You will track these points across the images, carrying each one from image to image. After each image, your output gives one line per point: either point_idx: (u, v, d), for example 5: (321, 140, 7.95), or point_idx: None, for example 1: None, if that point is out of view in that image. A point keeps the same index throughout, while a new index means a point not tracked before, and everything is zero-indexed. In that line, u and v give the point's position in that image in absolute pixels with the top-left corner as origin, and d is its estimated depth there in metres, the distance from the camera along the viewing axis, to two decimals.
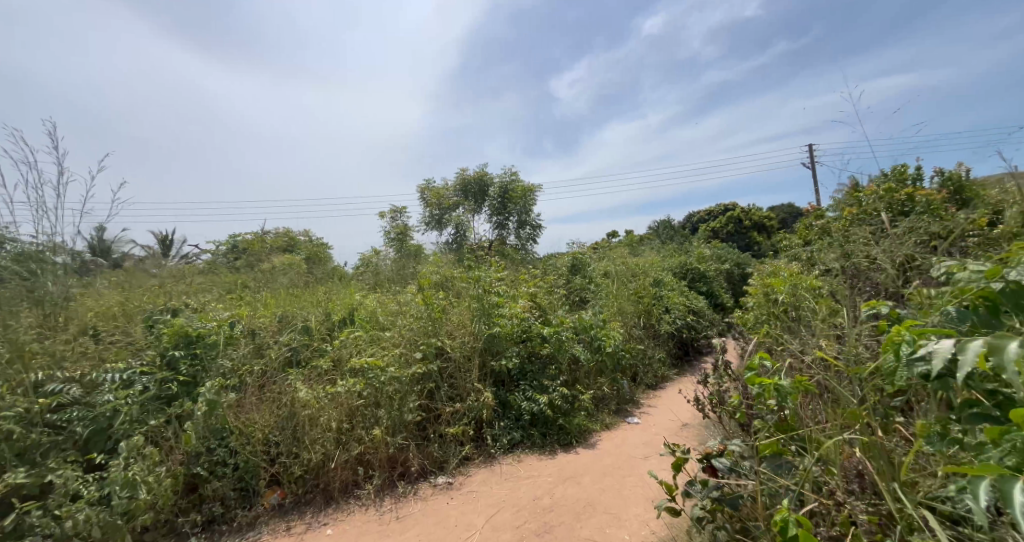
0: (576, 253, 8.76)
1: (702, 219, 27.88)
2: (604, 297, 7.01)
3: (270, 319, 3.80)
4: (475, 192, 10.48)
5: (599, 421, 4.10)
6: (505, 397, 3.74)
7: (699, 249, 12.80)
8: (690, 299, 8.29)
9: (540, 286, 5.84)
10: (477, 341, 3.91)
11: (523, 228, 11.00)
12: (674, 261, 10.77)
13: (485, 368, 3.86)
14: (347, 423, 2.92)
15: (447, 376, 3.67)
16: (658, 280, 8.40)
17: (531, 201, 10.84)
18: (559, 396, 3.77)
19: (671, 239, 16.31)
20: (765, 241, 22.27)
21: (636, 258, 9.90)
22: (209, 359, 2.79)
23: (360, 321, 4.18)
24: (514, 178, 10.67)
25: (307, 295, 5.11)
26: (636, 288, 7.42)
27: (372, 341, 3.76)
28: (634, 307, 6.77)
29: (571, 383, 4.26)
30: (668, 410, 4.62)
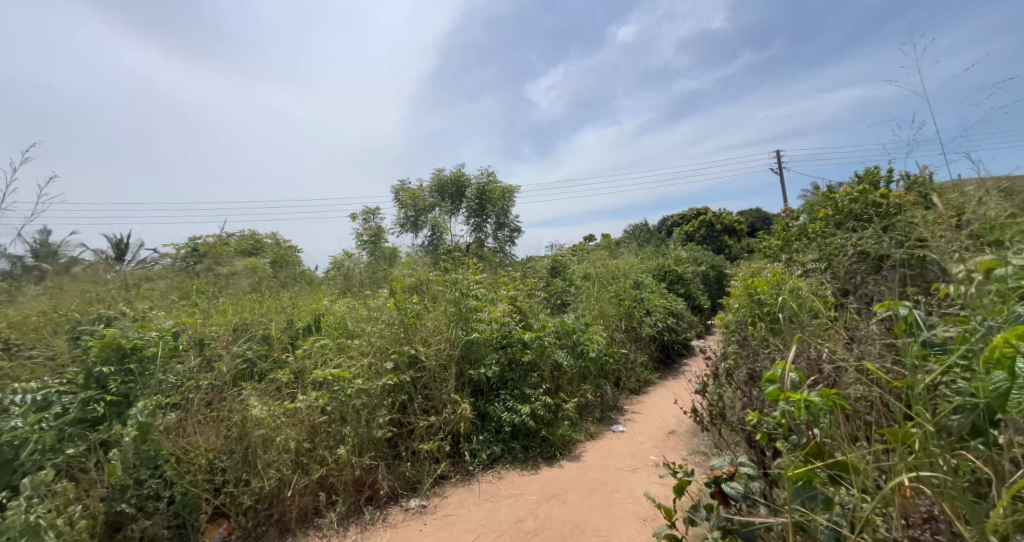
0: (556, 256, 8.60)
1: (677, 222, 28.35)
2: (585, 300, 6.86)
3: (224, 327, 3.45)
4: (452, 193, 10.21)
5: (582, 430, 3.91)
6: (484, 408, 3.50)
7: (676, 251, 12.88)
8: (670, 302, 8.25)
9: (520, 289, 5.63)
10: (454, 348, 3.66)
11: (500, 231, 10.79)
12: (653, 263, 10.76)
13: (463, 377, 3.61)
14: (308, 443, 2.63)
15: (421, 387, 3.40)
16: (638, 283, 8.33)
17: (509, 203, 10.65)
18: (541, 406, 3.56)
19: (648, 242, 16.44)
20: (738, 244, 22.78)
21: (615, 261, 9.84)
22: (147, 375, 2.42)
23: (327, 328, 3.87)
24: (491, 179, 10.46)
25: (270, 300, 4.74)
26: (617, 291, 7.31)
27: (340, 350, 3.46)
28: (615, 310, 6.64)
29: (554, 391, 4.06)
30: (653, 416, 4.48)
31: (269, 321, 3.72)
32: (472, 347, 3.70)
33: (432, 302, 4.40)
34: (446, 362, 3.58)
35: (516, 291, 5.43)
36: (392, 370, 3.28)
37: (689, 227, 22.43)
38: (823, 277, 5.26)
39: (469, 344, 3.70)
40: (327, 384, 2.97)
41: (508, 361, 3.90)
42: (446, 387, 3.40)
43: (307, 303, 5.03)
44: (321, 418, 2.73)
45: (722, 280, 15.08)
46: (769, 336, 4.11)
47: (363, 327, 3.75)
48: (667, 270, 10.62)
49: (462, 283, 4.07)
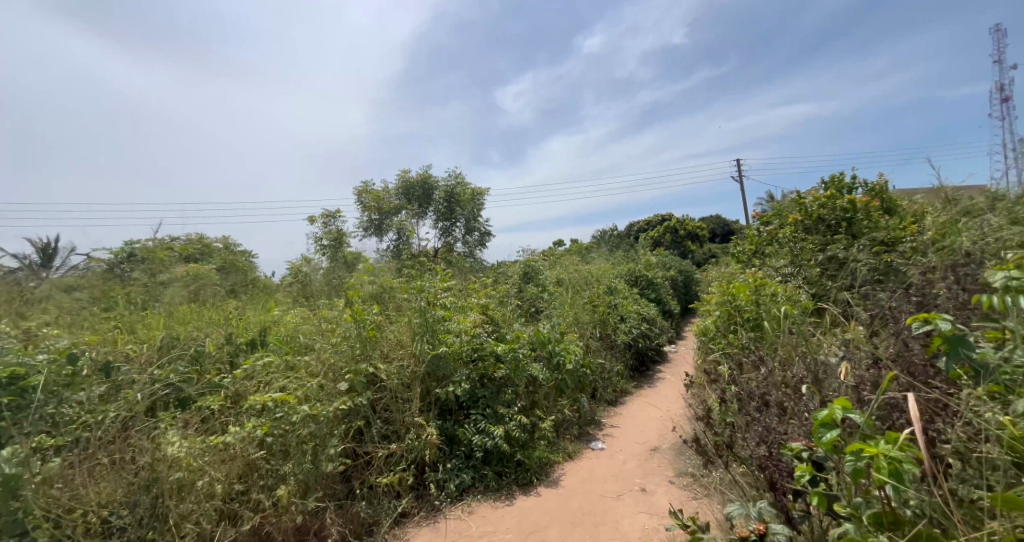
0: (528, 261, 8.35)
1: (644, 228, 28.83)
2: (558, 307, 6.62)
3: (147, 345, 2.96)
4: (419, 195, 9.79)
5: (560, 450, 3.63)
6: (453, 431, 3.15)
7: (646, 256, 12.91)
8: (643, 308, 8.14)
9: (491, 296, 5.32)
10: (419, 364, 3.30)
11: (469, 235, 10.46)
12: (624, 268, 10.70)
13: (429, 397, 3.26)
14: (238, 485, 2.21)
15: (381, 410, 3.01)
16: (611, 288, 8.19)
17: (478, 207, 10.33)
18: (516, 426, 3.26)
19: (617, 247, 16.49)
20: (702, 249, 23.35)
21: (587, 266, 9.69)
22: (27, 410, 1.96)
23: (275, 343, 3.42)
24: (460, 182, 10.12)
25: (211, 311, 4.22)
26: (590, 298, 7.13)
27: (286, 369, 3.03)
28: (589, 318, 6.43)
29: (529, 408, 3.77)
30: (632, 430, 4.26)
31: (203, 336, 3.24)
32: (439, 363, 3.35)
33: (396, 312, 4.02)
34: (410, 380, 3.22)
35: (487, 298, 5.11)
36: (347, 392, 2.89)
37: (656, 232, 22.80)
38: (796, 283, 5.24)
39: (436, 359, 3.35)
40: (267, 411, 2.55)
41: (479, 377, 3.57)
42: (410, 409, 3.04)
43: (256, 313, 4.53)
44: (256, 453, 2.30)
45: (690, 285, 15.29)
46: (751, 343, 3.98)
47: (315, 342, 3.33)
48: (638, 275, 10.58)
49: (429, 291, 3.72)
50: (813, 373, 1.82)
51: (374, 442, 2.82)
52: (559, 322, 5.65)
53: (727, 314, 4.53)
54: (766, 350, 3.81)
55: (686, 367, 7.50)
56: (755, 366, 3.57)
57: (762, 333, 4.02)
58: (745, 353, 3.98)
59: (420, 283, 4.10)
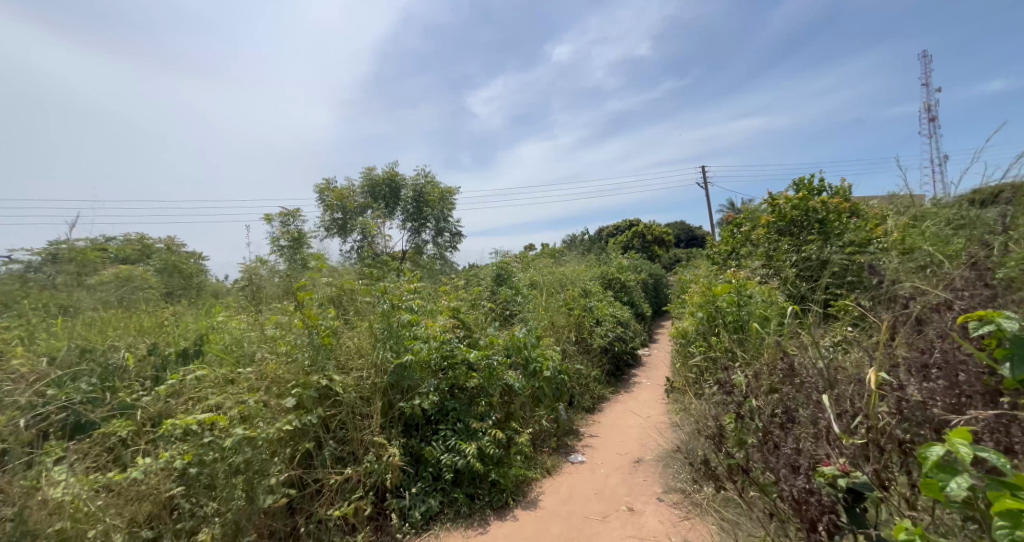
0: (500, 263, 8.06)
1: (614, 232, 29.15)
2: (532, 311, 6.36)
3: (48, 358, 2.48)
4: (385, 194, 9.33)
5: (538, 465, 3.34)
6: (419, 450, 2.81)
7: (618, 259, 12.89)
8: (617, 310, 8.00)
9: (462, 299, 4.99)
10: (381, 375, 2.94)
11: (439, 236, 10.10)
12: (597, 270, 10.58)
13: (392, 411, 2.90)
14: (146, 530, 1.87)
15: (336, 428, 2.63)
16: (586, 290, 8.02)
17: (449, 207, 9.97)
18: (490, 442, 2.94)
19: (589, 250, 16.46)
20: (670, 253, 23.79)
21: (561, 268, 9.49)
22: None
23: (213, 352, 2.99)
24: (429, 181, 9.74)
25: (141, 317, 3.71)
26: (565, 300, 6.92)
27: (221, 382, 2.58)
28: (565, 321, 6.20)
29: (504, 420, 3.47)
30: (613, 440, 4.03)
31: (122, 347, 2.77)
32: (405, 371, 2.98)
33: (356, 317, 3.63)
34: (369, 393, 2.85)
35: (457, 301, 4.78)
36: (294, 409, 2.50)
37: (626, 236, 23.00)
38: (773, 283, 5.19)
39: (401, 368, 2.99)
40: (191, 436, 2.13)
41: (449, 388, 3.24)
42: (369, 427, 2.68)
43: (195, 319, 4.02)
44: (174, 490, 1.94)
45: (660, 287, 15.42)
46: (733, 347, 3.83)
47: (259, 350, 2.90)
48: (612, 277, 10.48)
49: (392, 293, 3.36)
50: (827, 381, 1.61)
51: (326, 466, 2.44)
52: (534, 327, 5.38)
53: (707, 317, 4.38)
54: (750, 354, 3.67)
55: (663, 370, 7.39)
56: (740, 371, 3.41)
57: (746, 336, 3.87)
58: (728, 356, 3.82)
59: (383, 284, 3.73)
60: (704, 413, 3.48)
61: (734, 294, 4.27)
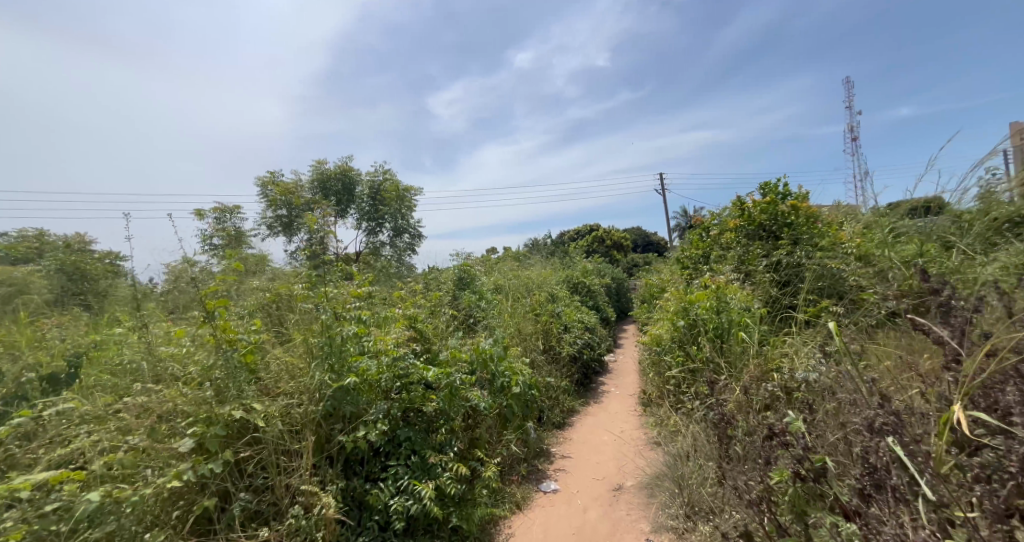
0: (463, 266, 7.59)
1: (575, 236, 29.35)
2: (497, 318, 5.94)
3: None
4: (338, 190, 8.61)
5: (507, 498, 2.93)
6: (364, 493, 2.32)
7: (582, 262, 12.72)
8: (585, 316, 7.73)
9: (421, 306, 4.50)
10: (317, 400, 2.40)
11: (397, 237, 9.49)
12: (563, 274, 10.31)
13: (329, 447, 2.38)
14: None
15: (252, 473, 2.07)
16: (553, 295, 7.71)
17: (408, 206, 9.39)
18: (451, 479, 2.48)
19: (552, 253, 16.27)
20: (630, 257, 24.17)
21: (526, 272, 9.14)
22: None
23: (96, 377, 2.35)
24: (387, 178, 9.11)
25: (11, 330, 2.95)
26: (532, 306, 6.58)
27: (94, 418, 1.94)
28: (532, 329, 5.83)
29: (468, 447, 3.04)
30: (588, 462, 3.70)
31: None
32: (350, 395, 2.47)
33: (292, 327, 3.06)
34: (301, 424, 2.31)
35: (416, 308, 4.28)
36: (193, 453, 1.93)
37: (589, 239, 23.07)
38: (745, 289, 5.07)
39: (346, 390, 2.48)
40: (26, 502, 1.52)
41: (403, 412, 2.75)
42: (297, 469, 2.15)
43: (88, 331, 3.30)
44: None
45: (623, 291, 15.47)
46: (714, 357, 3.58)
47: (154, 373, 2.28)
48: (577, 281, 10.26)
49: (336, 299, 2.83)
50: None
51: (232, 529, 1.90)
52: (500, 336, 4.96)
53: (684, 324, 4.14)
54: (733, 365, 3.41)
55: (630, 377, 7.20)
56: (724, 385, 3.16)
57: (726, 345, 3.64)
58: (708, 368, 3.57)
59: (326, 287, 3.19)
60: (688, 432, 3.19)
61: (712, 300, 4.05)
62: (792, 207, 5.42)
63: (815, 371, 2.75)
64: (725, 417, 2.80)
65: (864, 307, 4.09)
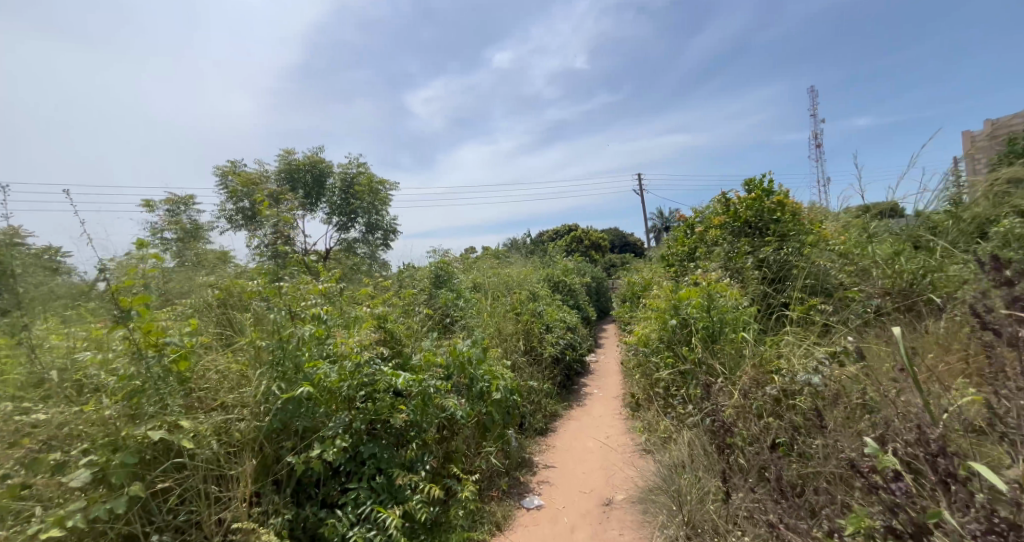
0: (440, 264, 7.23)
1: (553, 236, 29.21)
2: (476, 319, 5.62)
3: None
4: (307, 182, 8.11)
5: (486, 518, 2.63)
6: (318, 524, 1.99)
7: (562, 261, 12.49)
8: (567, 315, 7.49)
9: (393, 304, 4.15)
10: (263, 413, 2.05)
11: (371, 234, 9.05)
12: (543, 273, 10.06)
13: (278, 470, 2.03)
14: None
15: (175, 504, 1.73)
16: (534, 293, 7.44)
17: (382, 200, 8.97)
18: (421, 503, 2.17)
19: (531, 252, 16.01)
20: (609, 257, 24.20)
21: (506, 270, 8.84)
22: None
23: None
24: (360, 171, 8.67)
25: None
26: (512, 305, 6.30)
27: None
28: (512, 329, 5.54)
29: (444, 462, 2.73)
30: (573, 473, 3.44)
31: None
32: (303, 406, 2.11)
33: (239, 327, 2.67)
34: (242, 442, 1.96)
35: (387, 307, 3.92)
36: (93, 486, 1.56)
37: (567, 239, 22.99)
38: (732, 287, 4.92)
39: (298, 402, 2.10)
40: None
41: (368, 424, 2.41)
42: (231, 499, 1.80)
43: None
44: None
45: (602, 291, 15.36)
46: (706, 358, 3.37)
47: (56, 385, 1.88)
48: (557, 280, 10.03)
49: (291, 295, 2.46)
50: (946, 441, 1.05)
51: None
52: (479, 336, 4.64)
53: (674, 324, 3.93)
54: (728, 367, 3.20)
55: (613, 378, 6.99)
56: (720, 388, 2.94)
57: (719, 345, 3.42)
58: (701, 370, 3.35)
59: (280, 282, 2.81)
60: (682, 441, 2.97)
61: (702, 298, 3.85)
62: (778, 203, 5.31)
63: (819, 374, 2.55)
64: (725, 424, 2.58)
65: (856, 305, 3.96)
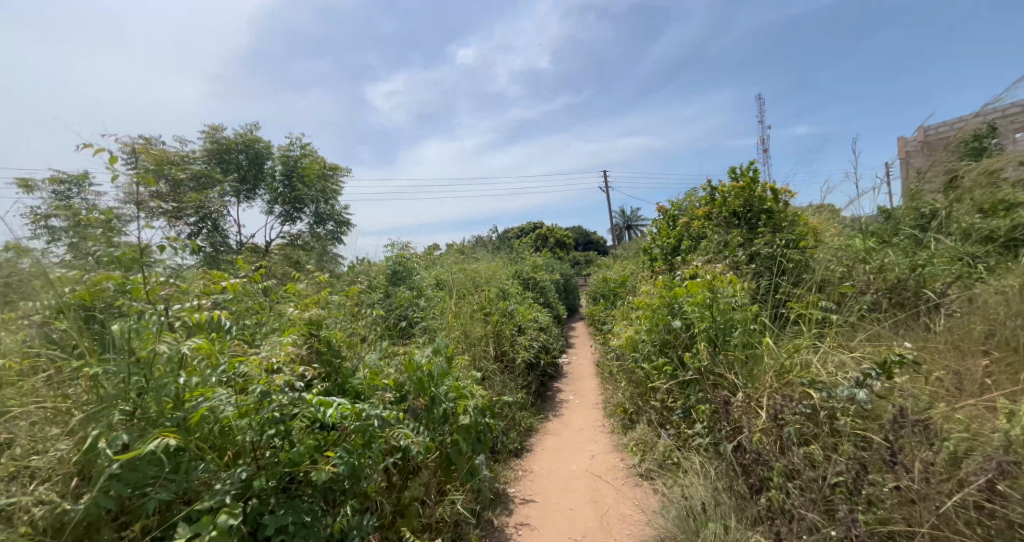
0: (398, 258, 6.46)
1: (520, 232, 28.78)
2: (439, 321, 4.91)
3: None
4: (241, 165, 7.07)
5: None
6: None
7: (532, 258, 11.93)
8: (539, 314, 6.92)
9: (336, 305, 3.39)
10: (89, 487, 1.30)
11: (320, 226, 8.12)
12: (512, 269, 9.45)
13: None
14: None
15: None
16: (504, 291, 6.82)
17: (333, 188, 8.06)
18: None
19: (498, 249, 15.38)
20: (576, 254, 23.91)
21: (473, 266, 8.16)
22: None
23: None
24: (304, 154, 7.73)
25: None
26: (480, 305, 5.64)
27: None
28: (481, 331, 4.88)
29: (394, 521, 2.05)
30: (558, 510, 2.84)
31: None
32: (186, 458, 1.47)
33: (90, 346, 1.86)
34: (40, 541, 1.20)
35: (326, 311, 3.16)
36: None
37: (534, 236, 22.58)
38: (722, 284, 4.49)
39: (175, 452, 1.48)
40: None
41: (286, 478, 1.72)
42: None
43: None
44: None
45: (571, 288, 14.97)
46: (714, 364, 2.84)
47: None
48: (527, 277, 9.44)
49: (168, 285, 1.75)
50: None
51: None
52: (443, 343, 3.96)
53: (670, 324, 3.39)
54: (743, 379, 2.69)
55: (589, 382, 6.47)
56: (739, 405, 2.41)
57: (728, 348, 2.90)
58: (706, 381, 2.83)
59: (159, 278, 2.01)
60: (696, 475, 2.43)
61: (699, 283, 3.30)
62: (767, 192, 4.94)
63: (865, 388, 2.06)
64: (756, 456, 2.05)
65: (862, 303, 3.59)
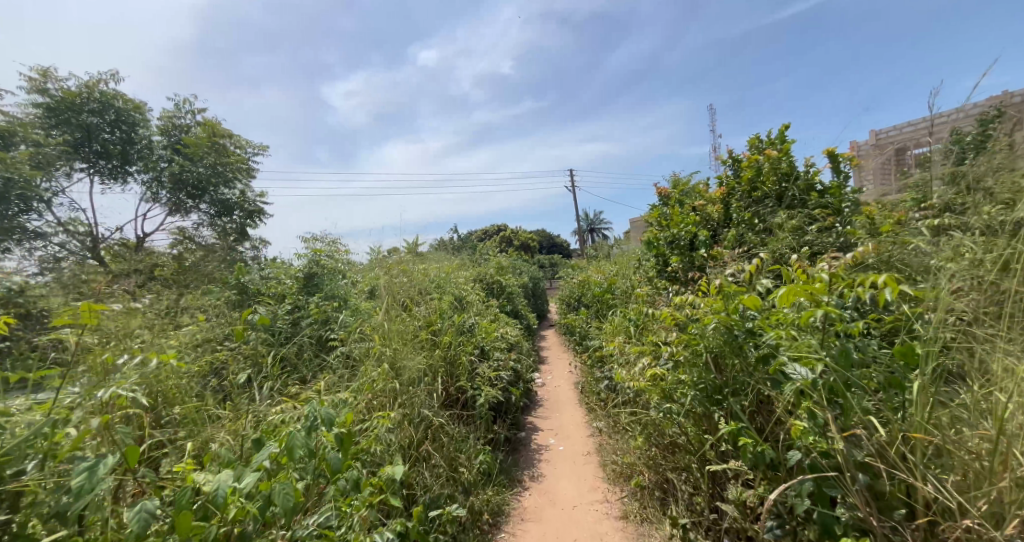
0: (315, 257, 4.77)
1: (482, 236, 27.38)
2: (360, 347, 3.35)
3: None
4: (101, 133, 5.32)
5: None
6: None
7: (497, 259, 10.53)
8: (508, 329, 5.43)
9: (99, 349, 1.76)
10: None
11: (226, 218, 6.46)
12: (473, 271, 7.91)
13: None
14: None
15: None
16: (461, 297, 5.32)
17: (234, 166, 6.48)
18: None
19: (458, 251, 13.90)
20: (540, 258, 22.58)
21: (423, 266, 6.62)
22: None
23: None
24: (193, 122, 6.03)
25: None
26: (425, 319, 4.07)
27: None
28: (423, 361, 3.31)
29: None
30: None
31: None
32: None
33: None
34: None
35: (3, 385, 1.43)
36: None
37: (498, 240, 21.35)
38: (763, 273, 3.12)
39: None
40: None
41: None
42: None
43: None
44: None
45: (540, 293, 13.66)
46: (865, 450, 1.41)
47: None
48: (491, 281, 7.97)
49: None
50: None
51: None
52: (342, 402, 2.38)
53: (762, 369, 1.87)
54: (948, 492, 1.28)
55: (574, 414, 5.02)
56: None
57: (885, 411, 1.49)
58: (854, 486, 1.40)
59: None
60: None
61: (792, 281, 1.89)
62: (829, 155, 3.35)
63: None
64: None
65: None
